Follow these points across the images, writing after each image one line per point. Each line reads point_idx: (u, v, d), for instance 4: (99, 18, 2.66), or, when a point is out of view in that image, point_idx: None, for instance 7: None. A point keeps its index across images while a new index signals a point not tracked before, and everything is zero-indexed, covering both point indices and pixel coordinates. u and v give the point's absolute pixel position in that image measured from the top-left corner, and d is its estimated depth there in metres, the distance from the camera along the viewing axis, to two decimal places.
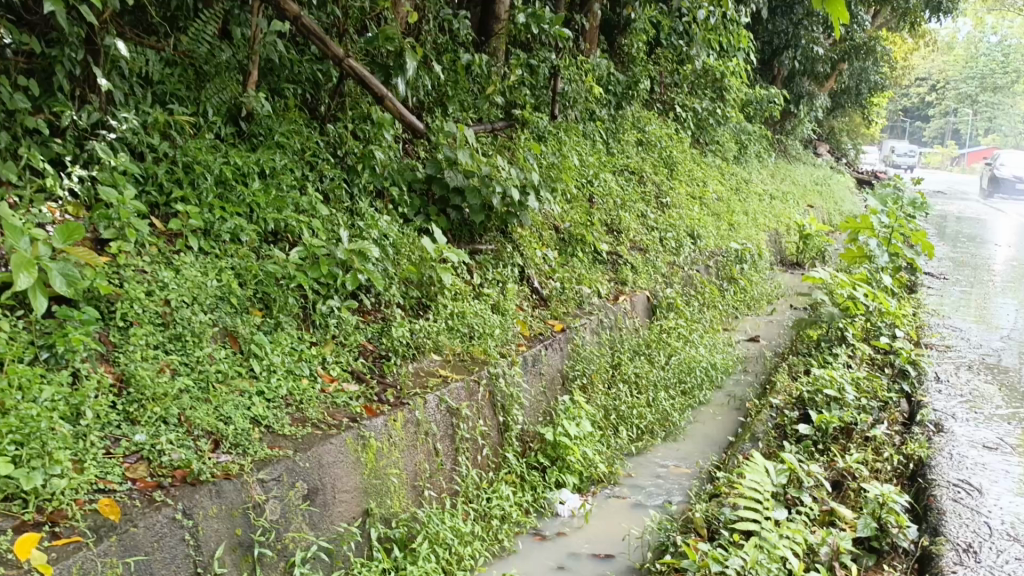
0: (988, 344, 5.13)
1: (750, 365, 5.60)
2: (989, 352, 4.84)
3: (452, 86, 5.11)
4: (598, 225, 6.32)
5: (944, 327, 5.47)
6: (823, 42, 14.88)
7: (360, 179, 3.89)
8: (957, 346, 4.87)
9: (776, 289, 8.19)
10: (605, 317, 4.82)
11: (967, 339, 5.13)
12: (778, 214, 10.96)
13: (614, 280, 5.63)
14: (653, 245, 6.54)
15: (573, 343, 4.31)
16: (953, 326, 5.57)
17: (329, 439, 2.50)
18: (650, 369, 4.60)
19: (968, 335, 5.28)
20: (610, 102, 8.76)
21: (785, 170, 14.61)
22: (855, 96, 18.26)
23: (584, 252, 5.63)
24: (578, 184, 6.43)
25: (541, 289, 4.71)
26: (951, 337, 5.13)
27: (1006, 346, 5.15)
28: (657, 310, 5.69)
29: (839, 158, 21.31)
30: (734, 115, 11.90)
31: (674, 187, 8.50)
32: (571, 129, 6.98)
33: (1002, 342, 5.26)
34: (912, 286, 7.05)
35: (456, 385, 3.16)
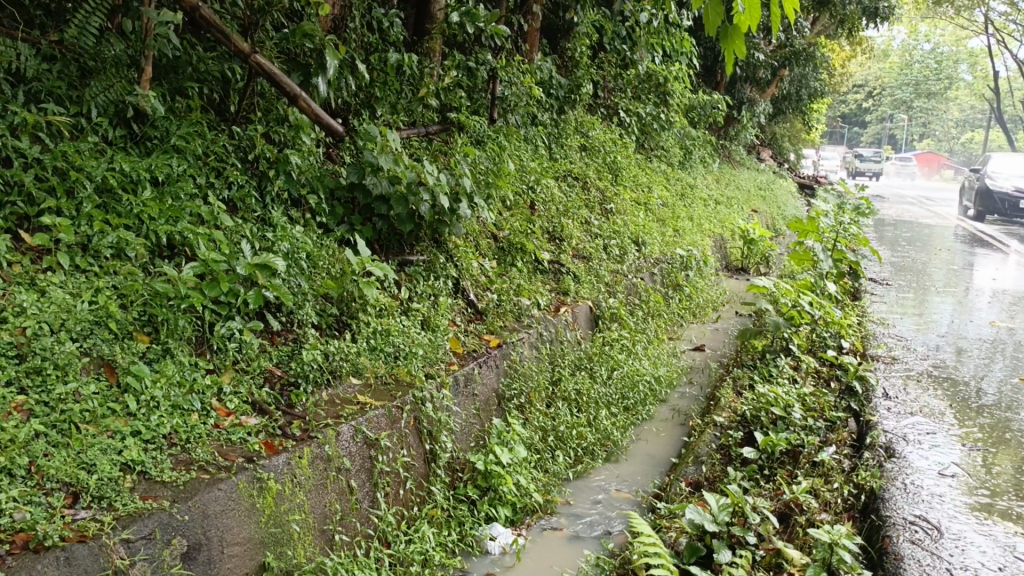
0: (934, 352, 5.02)
1: (696, 376, 5.44)
2: (935, 362, 4.72)
3: (380, 88, 4.82)
4: (539, 233, 6.09)
5: (890, 336, 5.36)
6: (764, 48, 15.03)
7: (272, 186, 3.57)
8: (904, 358, 4.72)
9: (721, 296, 8.09)
10: (545, 331, 4.59)
11: (914, 350, 5.00)
12: (723, 219, 10.93)
13: (555, 291, 5.40)
14: (596, 253, 6.34)
15: (509, 360, 4.06)
16: (897, 334, 5.48)
17: (216, 484, 2.19)
18: (593, 385, 4.38)
19: (915, 345, 5.15)
20: (551, 107, 8.58)
21: (730, 175, 14.68)
22: (796, 102, 18.57)
23: (523, 262, 5.40)
24: (517, 191, 6.20)
25: (476, 303, 4.46)
26: (898, 348, 5.01)
27: (952, 354, 5.05)
28: (600, 321, 5.48)
29: (782, 163, 21.64)
30: (677, 121, 11.88)
31: (618, 193, 8.35)
32: (511, 133, 6.76)
33: (948, 350, 5.17)
34: (855, 293, 7.01)
35: (373, 414, 2.86)
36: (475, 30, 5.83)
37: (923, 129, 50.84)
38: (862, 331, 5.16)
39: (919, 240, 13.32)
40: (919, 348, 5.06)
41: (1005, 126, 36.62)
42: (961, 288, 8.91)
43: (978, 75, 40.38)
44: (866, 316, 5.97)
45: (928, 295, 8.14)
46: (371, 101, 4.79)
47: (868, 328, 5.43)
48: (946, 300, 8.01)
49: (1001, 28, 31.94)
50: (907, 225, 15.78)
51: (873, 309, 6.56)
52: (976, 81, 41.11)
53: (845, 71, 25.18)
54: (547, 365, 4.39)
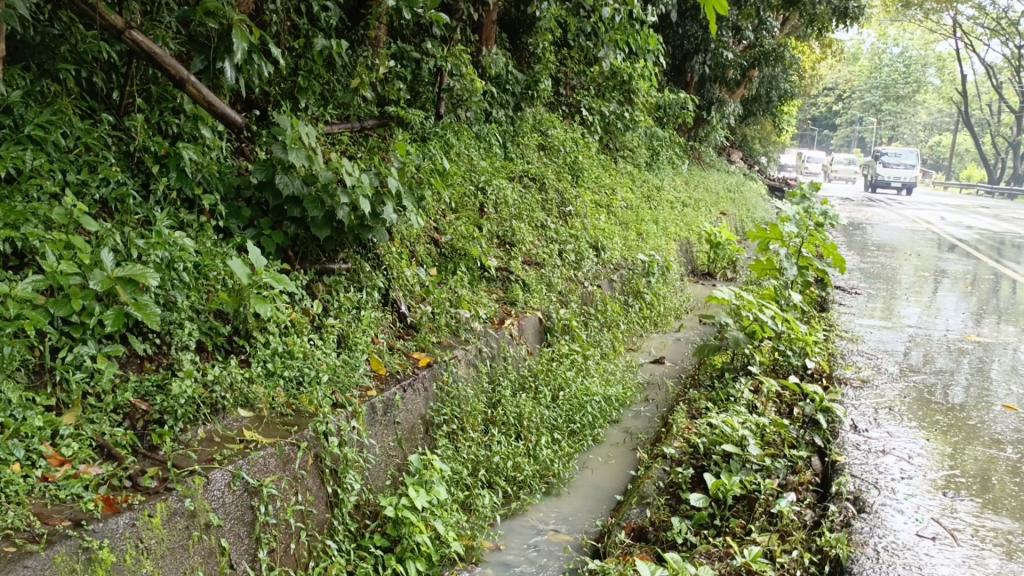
0: (906, 371, 4.69)
1: (653, 392, 5.06)
2: (907, 386, 4.37)
3: (304, 77, 4.39)
4: (486, 238, 5.68)
5: (858, 354, 5.00)
6: (733, 48, 14.76)
7: (160, 185, 3.11)
8: (874, 383, 4.36)
9: (684, 304, 7.74)
10: (485, 346, 4.19)
11: (885, 371, 4.65)
12: (690, 222, 10.61)
13: (501, 301, 4.99)
14: (550, 260, 5.95)
15: (439, 381, 3.64)
16: (866, 350, 5.14)
17: (21, 561, 1.73)
18: (536, 407, 3.98)
19: (885, 365, 4.79)
20: (508, 104, 8.21)
21: (699, 177, 14.42)
22: (766, 104, 18.42)
23: (466, 271, 4.98)
24: (465, 192, 5.79)
25: (408, 315, 4.03)
26: (868, 369, 4.65)
27: (925, 374, 4.70)
28: (550, 333, 5.08)
29: (752, 166, 21.47)
30: (643, 120, 11.56)
31: (578, 194, 7.99)
32: (460, 131, 6.37)
33: (919, 369, 4.82)
34: (823, 303, 6.69)
35: (256, 457, 2.41)
36: (417, 17, 5.41)
37: (891, 132, 51.35)
38: (827, 348, 4.81)
39: (886, 244, 13.13)
40: (890, 369, 4.71)
41: (971, 129, 36.98)
42: (930, 296, 8.64)
43: (946, 79, 40.74)
44: (831, 329, 5.64)
45: (897, 304, 7.86)
46: (294, 92, 4.34)
47: (834, 345, 5.07)
48: (916, 309, 7.71)
49: (968, 32, 32.23)
50: (875, 229, 15.63)
51: (841, 321, 6.23)
52: (943, 85, 41.52)
53: (815, 73, 25.09)
54: (484, 386, 3.99)
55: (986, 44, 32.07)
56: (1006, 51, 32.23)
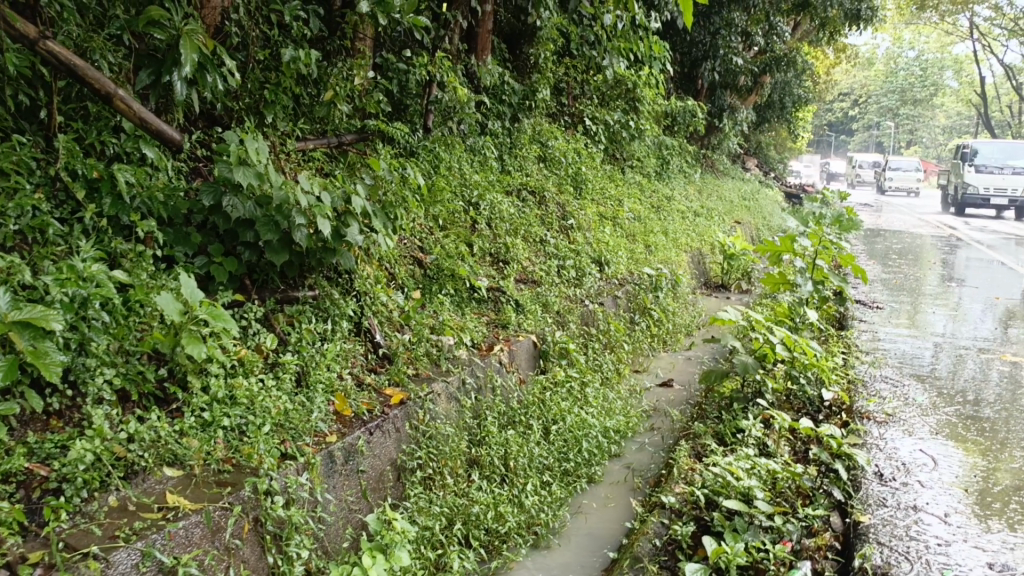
0: (936, 401, 4.25)
1: (658, 420, 4.66)
2: (938, 421, 3.93)
3: (271, 89, 4.07)
4: (478, 258, 5.33)
5: (882, 380, 4.57)
6: (742, 53, 14.39)
7: (90, 212, 2.80)
8: (900, 417, 3.94)
9: (694, 319, 7.34)
10: (468, 378, 3.82)
11: (913, 401, 4.22)
12: (701, 232, 10.20)
13: (491, 325, 4.62)
14: (548, 278, 5.58)
15: (412, 420, 3.28)
16: (890, 375, 4.70)
17: None
18: (525, 445, 3.61)
19: (913, 394, 4.35)
20: (506, 115, 7.88)
21: (711, 185, 14.02)
22: (780, 109, 18.00)
23: (452, 293, 4.63)
24: (455, 208, 5.44)
25: (383, 345, 3.68)
26: (894, 400, 4.22)
27: (959, 403, 4.25)
28: (545, 358, 4.69)
29: (767, 172, 21.00)
30: (650, 129, 11.20)
31: (580, 207, 7.63)
32: (450, 144, 6.05)
33: (950, 396, 4.38)
34: (841, 320, 6.26)
35: (175, 530, 2.09)
36: (398, 24, 5.09)
37: (909, 135, 50.56)
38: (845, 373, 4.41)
39: (907, 252, 12.62)
40: (918, 399, 4.27)
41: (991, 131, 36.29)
42: (957, 307, 8.15)
43: (964, 80, 39.99)
44: (851, 350, 5.20)
45: (920, 317, 7.40)
46: (260, 106, 4.01)
47: (854, 372, 4.64)
48: (944, 322, 7.23)
49: (985, 32, 31.59)
50: (896, 235, 15.10)
51: (861, 340, 5.78)
52: (961, 86, 40.78)
53: (829, 78, 24.62)
54: (467, 422, 3.61)
55: (1004, 44, 31.42)
56: None
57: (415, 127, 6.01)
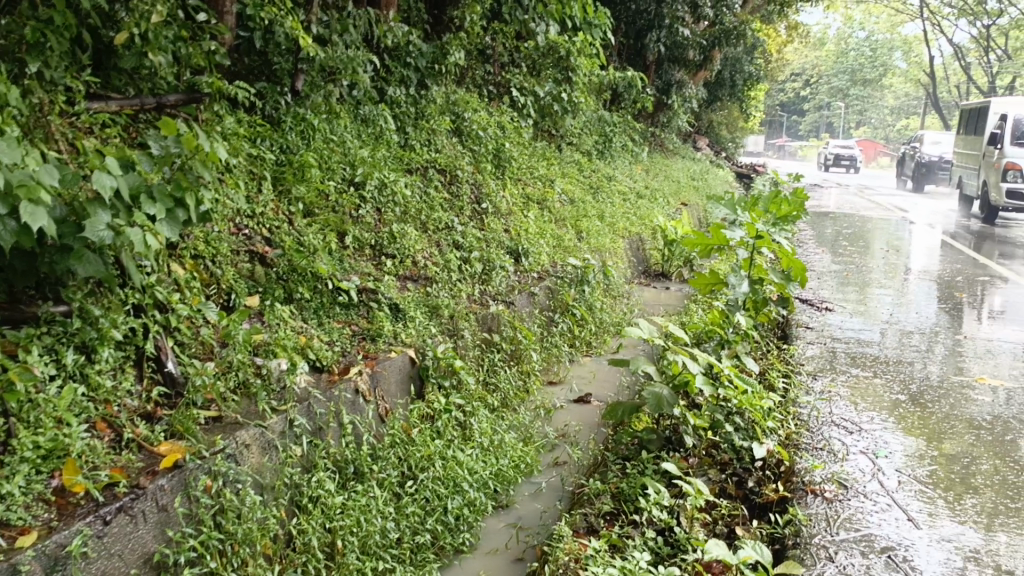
0: (899, 461, 3.42)
1: (565, 451, 3.74)
2: (903, 495, 3.11)
3: (33, 29, 3.05)
4: (352, 252, 4.34)
5: (833, 425, 3.76)
6: (689, 26, 13.62)
7: None
8: (856, 491, 3.13)
9: (627, 315, 6.48)
10: (302, 417, 2.88)
11: (873, 461, 3.40)
12: (643, 214, 9.38)
13: (354, 338, 3.67)
14: (442, 273, 4.64)
15: (187, 489, 2.33)
16: (842, 416, 3.89)
17: None
18: (370, 512, 2.68)
19: (873, 448, 3.54)
20: (416, 83, 6.94)
21: (659, 164, 13.26)
22: (730, 87, 17.35)
23: (302, 298, 3.65)
24: (326, 189, 4.46)
25: (177, 377, 2.73)
26: (849, 459, 3.40)
27: (932, 462, 3.43)
28: (427, 379, 3.74)
29: (718, 152, 20.40)
30: (587, 103, 10.34)
31: (499, 188, 6.73)
32: (329, 115, 5.08)
33: (918, 449, 3.56)
34: (786, 333, 5.45)
35: None
36: None
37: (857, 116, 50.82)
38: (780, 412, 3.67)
39: (860, 238, 11.95)
40: (878, 455, 3.46)
41: (938, 112, 36.47)
42: (911, 300, 7.44)
43: (911, 60, 40.14)
44: (792, 375, 4.41)
45: (875, 316, 6.60)
46: (18, 50, 3.01)
47: (797, 413, 3.83)
48: (900, 320, 6.49)
49: (934, 11, 31.61)
50: (846, 220, 14.52)
51: (808, 354, 4.97)
52: (910, 67, 40.90)
53: (779, 57, 24.11)
54: (288, 480, 2.65)
55: (953, 23, 31.52)
56: (973, 31, 31.57)
57: (284, 90, 4.97)
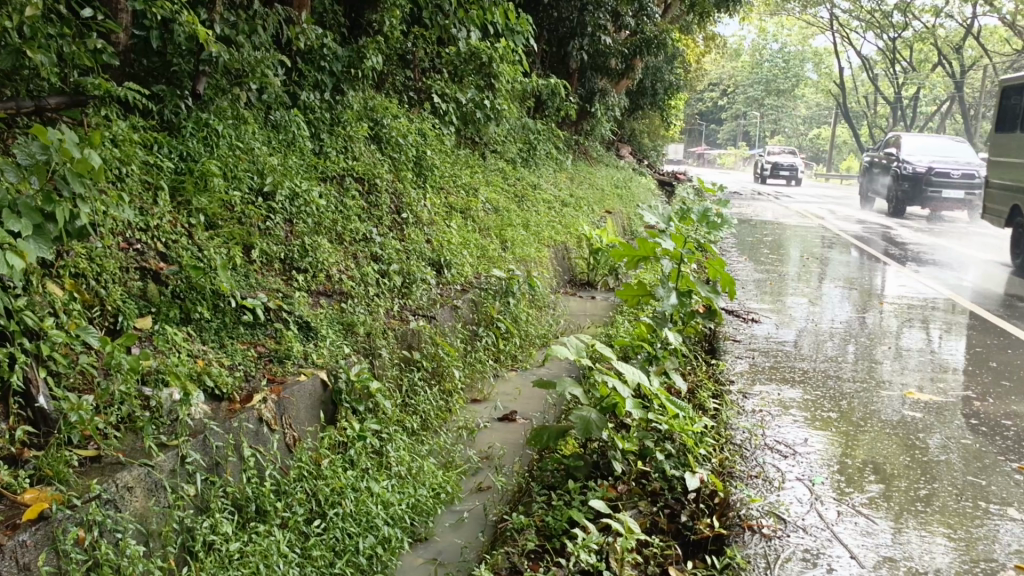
0: (833, 487, 3.36)
1: (487, 476, 3.56)
2: (841, 526, 3.03)
3: None
4: (259, 267, 4.04)
5: (766, 450, 3.68)
6: (611, 34, 13.74)
7: None
8: (795, 525, 3.03)
9: (552, 327, 6.36)
10: (198, 454, 2.62)
11: (808, 488, 3.33)
12: (568, 223, 9.31)
13: (259, 361, 3.39)
14: (358, 288, 4.39)
15: (53, 544, 2.04)
16: (774, 439, 3.83)
17: None
18: (270, 559, 2.43)
19: (807, 473, 3.47)
20: (332, 88, 6.67)
21: (584, 172, 13.30)
22: (651, 96, 17.62)
23: (200, 318, 3.35)
24: (231, 199, 4.16)
25: (51, 412, 2.41)
26: (785, 488, 3.32)
27: (865, 487, 3.38)
28: (340, 403, 3.50)
29: (641, 160, 20.69)
30: (511, 110, 10.24)
31: (420, 197, 6.51)
32: (233, 121, 4.78)
33: (849, 472, 3.51)
34: (711, 348, 5.42)
35: None
36: None
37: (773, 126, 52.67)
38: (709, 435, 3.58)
39: (778, 245, 12.22)
40: (815, 482, 3.39)
41: (848, 122, 38.10)
42: (829, 307, 7.58)
43: (822, 73, 41.90)
44: (722, 394, 4.35)
45: (797, 325, 6.67)
46: None
47: (730, 439, 3.74)
48: (821, 329, 6.56)
49: (842, 26, 33.06)
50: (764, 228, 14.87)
51: (739, 370, 4.93)
52: (821, 79, 42.62)
53: (699, 67, 24.71)
54: (177, 526, 2.39)
55: (861, 36, 33.02)
56: (880, 44, 33.15)
57: (184, 93, 4.65)
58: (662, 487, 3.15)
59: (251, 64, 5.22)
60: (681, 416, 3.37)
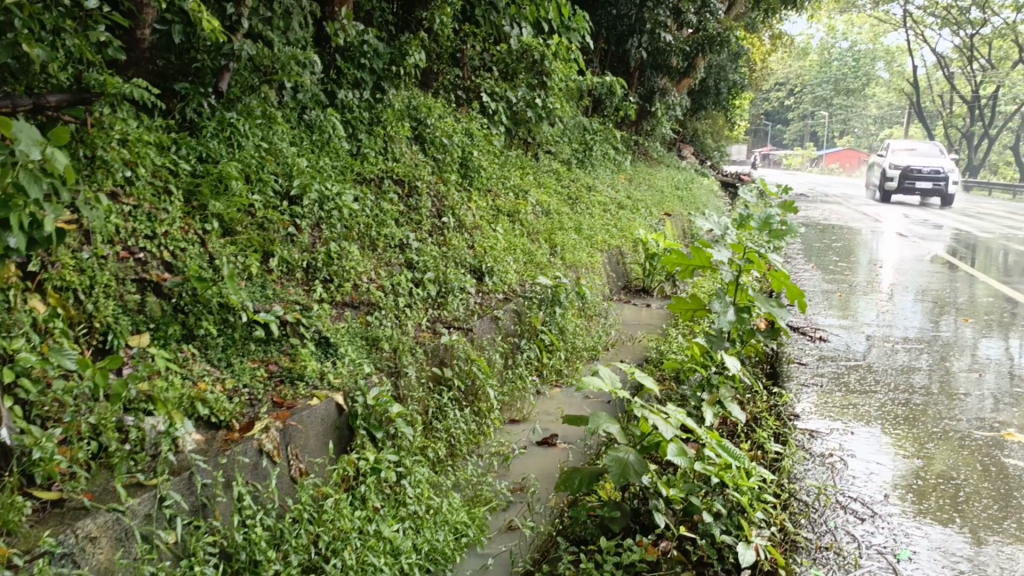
0: (922, 560, 2.77)
1: (519, 513, 3.17)
2: None
3: None
4: (278, 276, 3.74)
5: (838, 511, 3.12)
6: (672, 31, 13.19)
7: None
8: None
9: (603, 336, 5.90)
10: (186, 494, 2.33)
11: (891, 563, 2.75)
12: (624, 225, 8.84)
13: (268, 382, 3.06)
14: (387, 298, 4.05)
15: None
16: (845, 493, 3.26)
17: None
18: None
19: (887, 543, 2.89)
20: (373, 88, 6.41)
21: (643, 174, 12.80)
22: (715, 95, 16.95)
23: (205, 334, 3.06)
24: (249, 203, 3.88)
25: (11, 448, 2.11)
26: (862, 563, 2.74)
27: (964, 560, 2.78)
28: (356, 429, 3.15)
29: (704, 160, 20.01)
30: (565, 109, 9.85)
31: (463, 199, 6.17)
32: (258, 124, 4.53)
33: (941, 539, 2.92)
34: (775, 375, 4.87)
35: None
36: None
37: None
38: (769, 490, 3.06)
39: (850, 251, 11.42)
40: (898, 557, 2.80)
41: (925, 119, 36.28)
42: (910, 320, 6.85)
43: (896, 69, 40.16)
44: (787, 436, 3.80)
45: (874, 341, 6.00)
46: None
47: (793, 497, 3.19)
48: (904, 346, 5.88)
49: (918, 20, 31.59)
50: (835, 231, 14.01)
51: (806, 403, 4.34)
52: (895, 76, 40.86)
53: (765, 66, 23.87)
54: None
55: (938, 31, 31.44)
56: (958, 41, 31.60)
57: (207, 92, 4.41)
58: (711, 555, 2.67)
59: (282, 60, 4.94)
60: (735, 467, 2.89)
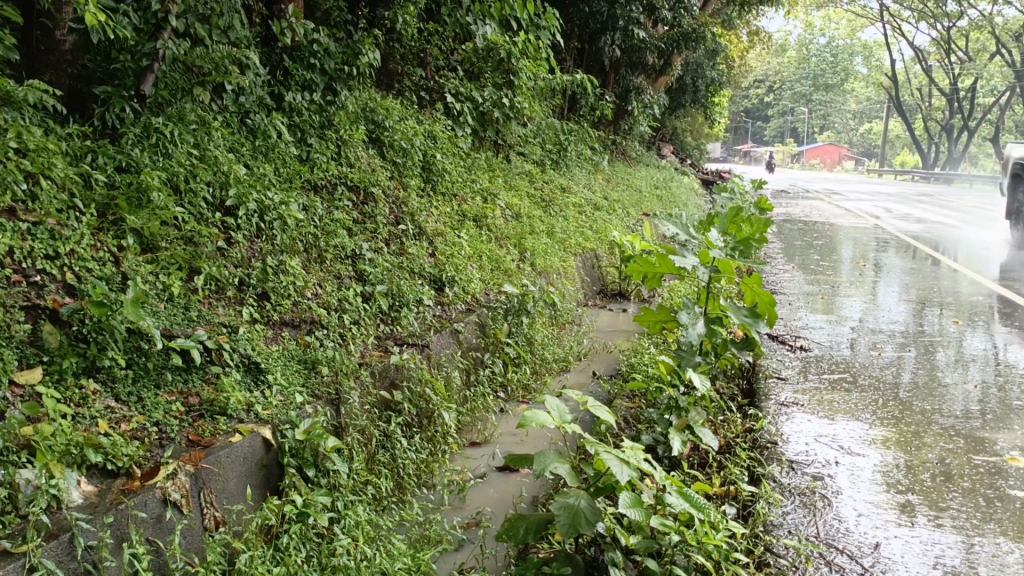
0: None
1: (471, 553, 2.85)
2: None
3: None
4: (205, 295, 3.39)
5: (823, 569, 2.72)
6: (646, 28, 12.93)
7: None
8: None
9: (576, 345, 5.59)
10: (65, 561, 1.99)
11: None
12: (600, 226, 8.55)
13: (185, 417, 2.72)
14: (331, 315, 3.71)
15: None
16: (830, 545, 2.88)
17: None
18: None
19: None
20: (327, 89, 6.08)
21: (621, 173, 12.54)
22: (692, 92, 16.74)
23: (112, 365, 2.71)
24: (172, 215, 3.54)
25: None
26: None
27: None
28: (287, 464, 2.79)
29: (684, 159, 19.81)
30: (535, 109, 9.56)
31: (424, 204, 5.84)
32: (187, 129, 4.19)
33: None
34: (753, 394, 4.55)
35: None
36: None
37: None
38: (739, 548, 2.70)
39: (831, 248, 11.17)
40: None
41: (903, 113, 36.34)
42: (896, 321, 6.53)
43: (873, 65, 40.29)
44: (763, 475, 3.42)
45: (859, 347, 5.65)
46: None
47: (768, 554, 2.80)
48: (891, 350, 5.55)
49: (893, 15, 31.65)
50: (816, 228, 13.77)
51: (787, 429, 3.98)
52: (871, 72, 40.99)
53: (744, 63, 23.76)
54: None
55: (913, 25, 31.49)
56: (935, 34, 31.63)
57: (131, 96, 4.08)
58: None
59: (216, 61, 4.59)
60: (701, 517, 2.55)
